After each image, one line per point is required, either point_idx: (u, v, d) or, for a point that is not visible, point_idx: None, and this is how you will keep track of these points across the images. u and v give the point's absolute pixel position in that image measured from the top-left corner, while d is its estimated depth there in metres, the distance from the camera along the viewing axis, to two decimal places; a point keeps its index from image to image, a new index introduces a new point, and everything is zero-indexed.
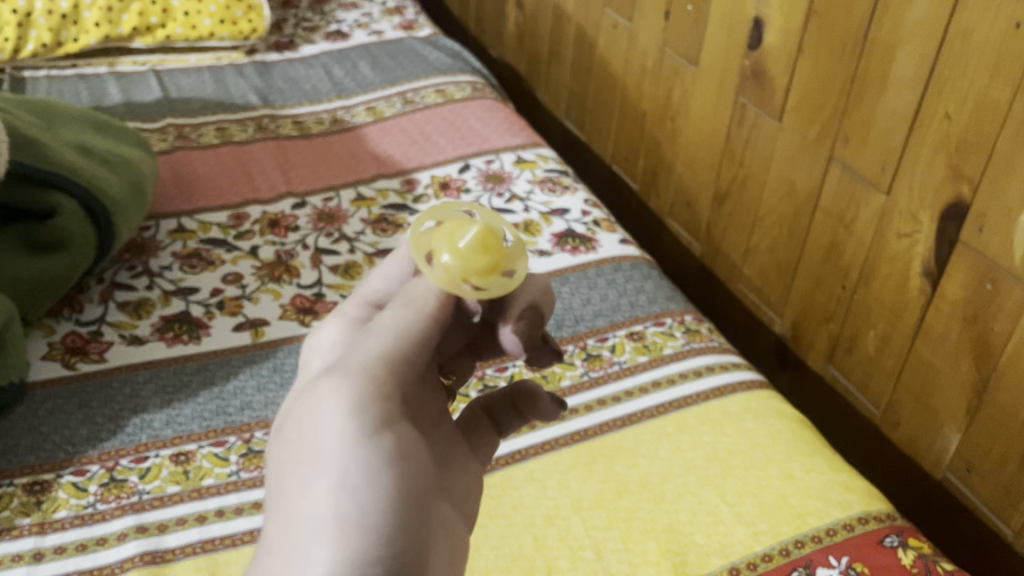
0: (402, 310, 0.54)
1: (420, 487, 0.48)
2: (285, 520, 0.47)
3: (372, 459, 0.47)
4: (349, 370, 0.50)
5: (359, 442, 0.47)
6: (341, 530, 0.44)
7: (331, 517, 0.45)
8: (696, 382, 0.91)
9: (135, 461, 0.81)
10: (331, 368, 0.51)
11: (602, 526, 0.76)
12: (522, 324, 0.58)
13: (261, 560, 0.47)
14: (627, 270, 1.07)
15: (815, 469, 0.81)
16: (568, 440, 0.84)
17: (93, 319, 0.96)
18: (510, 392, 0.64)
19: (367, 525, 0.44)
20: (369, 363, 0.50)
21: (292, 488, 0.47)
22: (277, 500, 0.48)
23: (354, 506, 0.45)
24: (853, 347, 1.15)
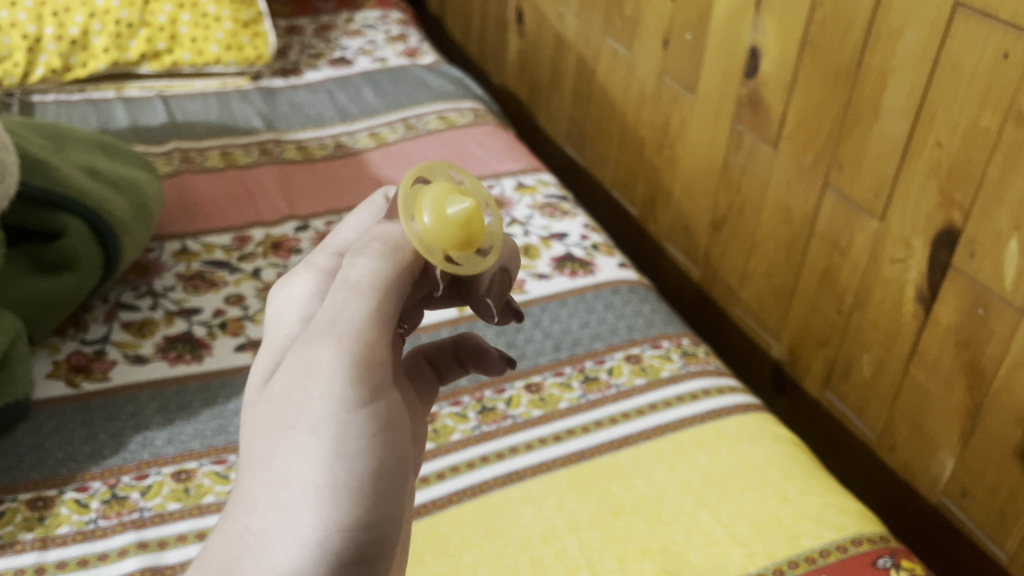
0: (377, 259, 0.52)
1: (406, 447, 0.50)
2: (272, 480, 0.48)
3: (363, 428, 0.48)
4: (335, 330, 0.49)
5: (351, 411, 0.48)
6: (333, 502, 0.46)
7: (322, 486, 0.47)
8: (692, 404, 0.92)
9: (136, 478, 0.82)
10: (319, 328, 0.50)
11: (598, 546, 0.76)
12: (494, 287, 0.61)
13: (246, 513, 0.49)
14: (625, 293, 1.08)
15: (809, 491, 0.82)
16: (564, 461, 0.85)
17: (98, 338, 0.97)
18: (453, 344, 0.66)
19: (358, 496, 0.47)
20: (355, 325, 0.49)
21: (280, 450, 0.48)
22: (263, 455, 0.49)
23: (346, 479, 0.47)
24: (848, 371, 1.16)
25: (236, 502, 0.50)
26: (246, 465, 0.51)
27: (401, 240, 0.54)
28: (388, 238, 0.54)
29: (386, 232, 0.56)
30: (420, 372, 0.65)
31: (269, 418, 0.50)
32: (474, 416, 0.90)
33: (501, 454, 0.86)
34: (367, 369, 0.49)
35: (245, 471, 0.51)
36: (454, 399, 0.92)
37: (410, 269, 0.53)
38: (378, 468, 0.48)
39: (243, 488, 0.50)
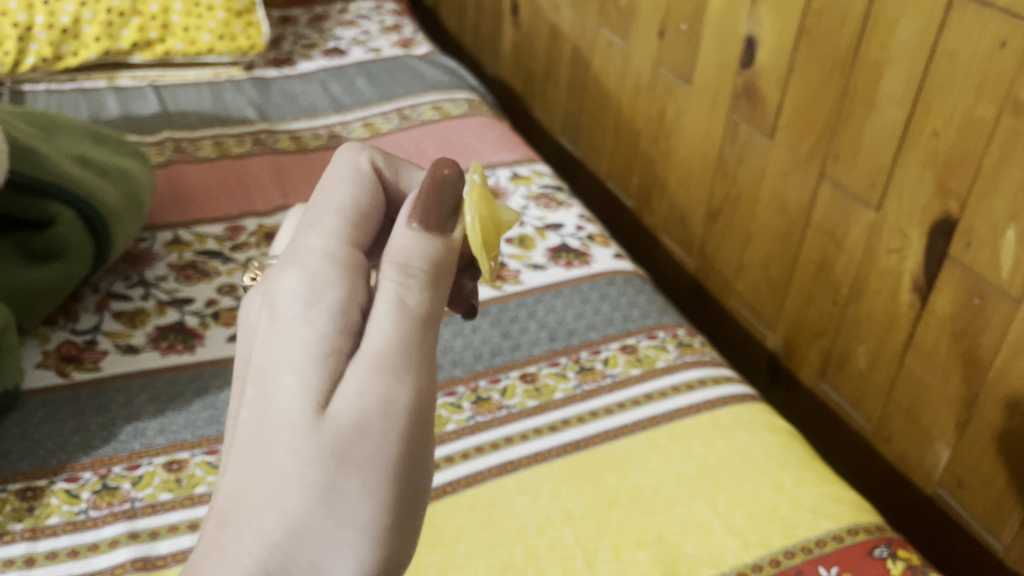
0: (427, 288, 0.51)
1: None
2: (331, 513, 0.45)
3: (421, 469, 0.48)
4: (407, 367, 0.48)
5: (413, 453, 0.47)
6: (393, 541, 0.46)
7: (386, 526, 0.46)
8: (688, 395, 0.91)
9: (128, 468, 0.81)
10: (393, 359, 0.47)
11: (593, 536, 0.76)
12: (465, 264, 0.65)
13: (289, 544, 0.44)
14: (620, 284, 1.07)
15: (805, 482, 0.82)
16: (559, 451, 0.84)
17: (89, 328, 0.96)
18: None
19: (406, 534, 0.47)
20: (423, 363, 0.49)
21: (344, 484, 0.45)
22: (318, 482, 0.45)
23: (404, 518, 0.47)
24: (844, 362, 1.15)
25: (248, 523, 0.45)
26: (262, 487, 0.45)
27: (440, 261, 0.52)
28: (430, 258, 0.52)
29: (423, 246, 0.52)
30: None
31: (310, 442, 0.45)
32: (468, 407, 0.90)
33: (495, 444, 0.85)
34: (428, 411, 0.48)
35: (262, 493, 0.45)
36: (449, 390, 0.92)
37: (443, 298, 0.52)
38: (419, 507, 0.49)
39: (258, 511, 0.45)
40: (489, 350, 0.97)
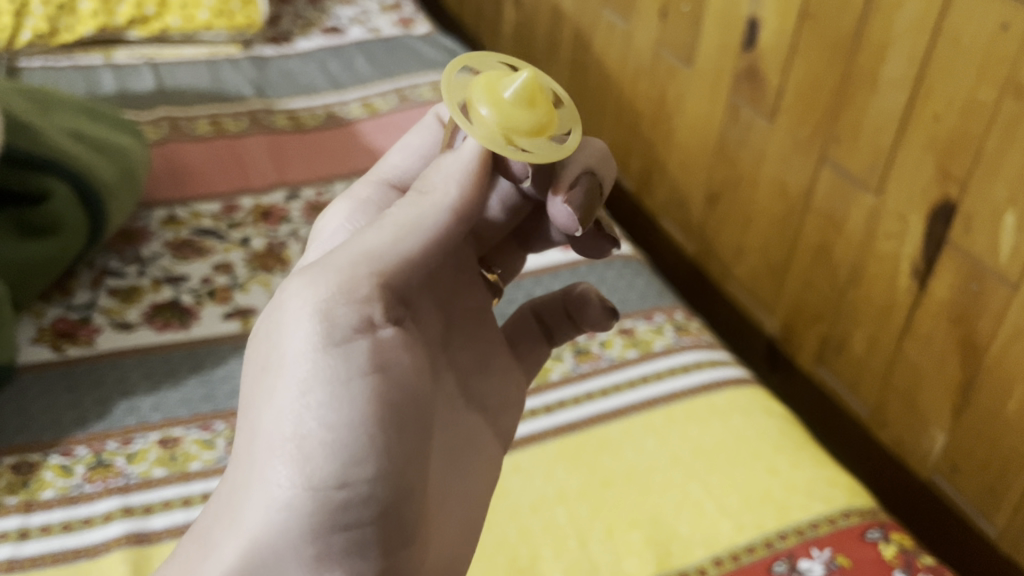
0: (411, 205, 0.54)
1: (401, 405, 0.48)
2: (254, 431, 0.48)
3: (338, 366, 0.47)
4: (328, 264, 0.50)
5: (323, 351, 0.48)
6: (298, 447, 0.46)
7: (291, 436, 0.46)
8: (684, 377, 0.91)
9: (122, 443, 0.80)
10: (311, 265, 0.51)
11: (587, 516, 0.76)
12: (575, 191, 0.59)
13: (236, 468, 0.49)
14: (619, 267, 1.07)
15: (800, 465, 0.81)
16: (554, 432, 0.84)
17: (84, 304, 0.96)
18: (562, 297, 0.73)
19: (328, 440, 0.46)
20: (347, 256, 0.50)
21: (262, 399, 0.49)
22: (254, 401, 0.50)
23: (315, 423, 0.46)
24: (842, 347, 1.15)
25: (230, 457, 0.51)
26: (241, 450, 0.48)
27: (445, 176, 0.55)
28: (432, 177, 0.56)
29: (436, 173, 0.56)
30: (528, 326, 0.72)
31: (264, 391, 0.49)
32: None
33: None
34: (356, 306, 0.49)
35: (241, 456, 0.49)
36: None
37: (452, 211, 0.54)
38: (352, 420, 0.46)
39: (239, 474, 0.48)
40: None
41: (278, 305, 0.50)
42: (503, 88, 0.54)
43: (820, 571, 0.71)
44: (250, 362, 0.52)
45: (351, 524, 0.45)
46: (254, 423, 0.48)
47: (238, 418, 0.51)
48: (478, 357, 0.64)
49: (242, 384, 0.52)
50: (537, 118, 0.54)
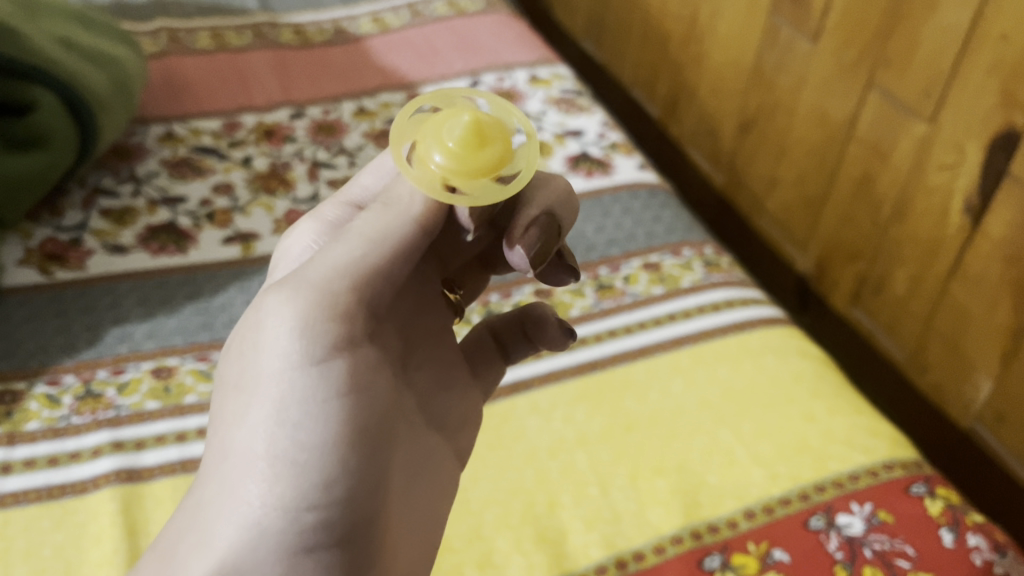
0: (380, 215, 0.50)
1: (377, 425, 0.46)
2: (224, 447, 0.46)
3: (315, 387, 0.45)
4: (303, 280, 0.47)
5: (300, 370, 0.45)
6: (272, 469, 0.44)
7: (263, 456, 0.44)
8: (714, 315, 0.85)
9: (113, 373, 0.75)
10: (286, 279, 0.48)
11: (609, 461, 0.71)
12: (534, 231, 0.55)
13: (203, 485, 0.47)
14: (644, 197, 1.00)
15: (838, 412, 0.75)
16: (575, 371, 0.79)
17: (75, 225, 0.90)
18: (519, 315, 0.66)
19: (303, 463, 0.44)
20: (324, 273, 0.47)
21: (235, 415, 0.47)
22: (225, 417, 0.47)
23: (290, 445, 0.44)
24: (880, 288, 1.09)
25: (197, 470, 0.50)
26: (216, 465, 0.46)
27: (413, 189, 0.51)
28: (397, 191, 0.51)
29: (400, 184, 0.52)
30: (482, 345, 0.66)
31: (241, 406, 0.46)
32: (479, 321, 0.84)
33: None
34: (333, 323, 0.46)
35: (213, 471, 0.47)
36: None
37: (421, 226, 0.50)
38: (329, 441, 0.44)
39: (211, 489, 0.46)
40: None
41: (254, 321, 0.47)
42: (449, 129, 0.48)
43: (860, 526, 0.66)
44: (227, 374, 0.49)
45: (317, 549, 0.43)
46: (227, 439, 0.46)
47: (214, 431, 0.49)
48: (438, 375, 0.60)
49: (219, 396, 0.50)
50: (494, 152, 0.48)
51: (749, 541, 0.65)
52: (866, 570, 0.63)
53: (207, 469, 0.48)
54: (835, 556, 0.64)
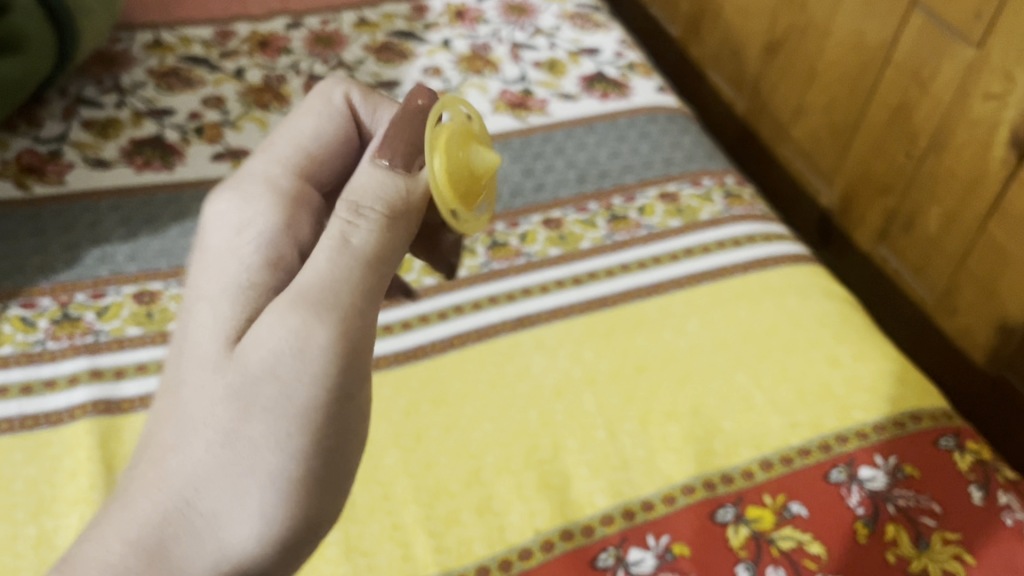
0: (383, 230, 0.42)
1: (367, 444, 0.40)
2: (216, 454, 0.35)
3: (351, 408, 0.37)
4: (331, 297, 0.38)
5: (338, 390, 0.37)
6: (286, 493, 0.35)
7: (281, 477, 0.35)
8: (734, 251, 0.80)
9: (92, 297, 0.71)
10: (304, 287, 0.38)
11: (618, 404, 0.67)
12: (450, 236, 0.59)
13: (162, 486, 0.35)
14: (663, 122, 0.94)
15: (864, 357, 0.71)
16: (584, 308, 0.75)
17: (54, 137, 0.84)
18: None
19: (319, 487, 0.36)
20: (349, 292, 0.39)
21: (228, 422, 0.36)
22: (205, 418, 0.36)
23: (313, 467, 0.36)
24: (910, 224, 1.03)
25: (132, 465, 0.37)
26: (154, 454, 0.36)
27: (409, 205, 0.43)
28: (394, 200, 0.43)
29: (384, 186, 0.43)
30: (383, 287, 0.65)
31: (213, 396, 0.37)
32: (482, 251, 0.79)
33: (511, 296, 0.75)
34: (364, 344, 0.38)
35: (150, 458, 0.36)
36: None
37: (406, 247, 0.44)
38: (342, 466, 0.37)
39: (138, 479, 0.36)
40: (509, 189, 0.85)
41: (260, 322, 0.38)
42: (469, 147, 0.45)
43: (884, 481, 0.62)
44: (191, 342, 0.40)
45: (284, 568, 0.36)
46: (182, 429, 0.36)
47: (158, 406, 0.39)
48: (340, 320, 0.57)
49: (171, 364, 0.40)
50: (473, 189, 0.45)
51: (765, 493, 0.62)
52: (888, 527, 0.59)
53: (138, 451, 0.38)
54: (856, 512, 0.60)
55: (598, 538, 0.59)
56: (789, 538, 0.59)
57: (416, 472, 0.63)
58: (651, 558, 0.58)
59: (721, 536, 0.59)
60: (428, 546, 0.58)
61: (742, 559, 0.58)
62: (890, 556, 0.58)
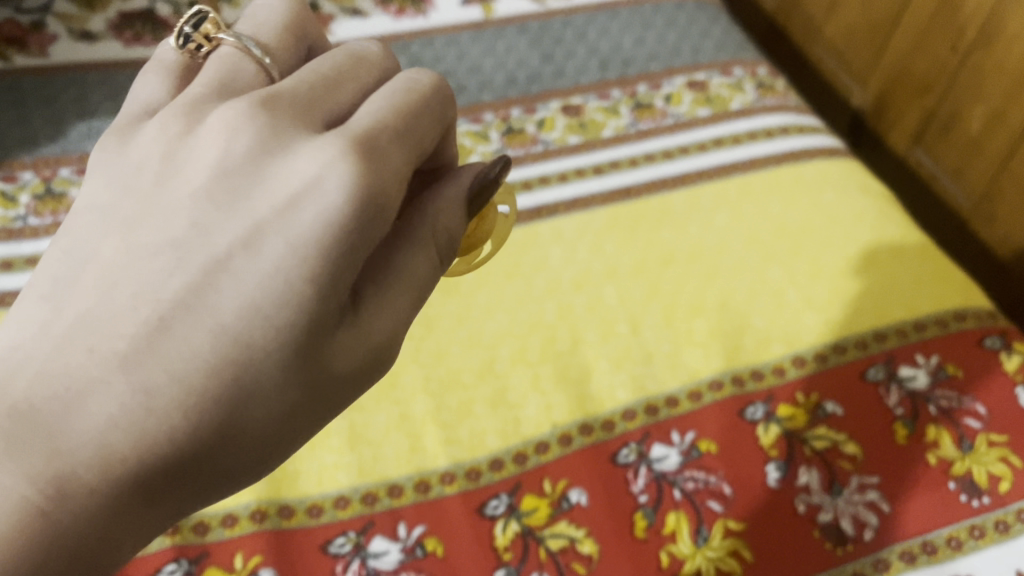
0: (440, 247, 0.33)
1: None
2: (203, 413, 0.26)
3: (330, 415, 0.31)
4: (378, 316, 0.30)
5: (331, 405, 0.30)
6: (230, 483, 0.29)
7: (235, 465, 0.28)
8: (766, 144, 0.74)
9: (78, 173, 0.66)
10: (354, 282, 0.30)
11: (641, 298, 0.63)
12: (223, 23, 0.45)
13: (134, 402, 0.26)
14: (691, 9, 0.87)
15: (904, 256, 0.66)
16: (605, 198, 0.70)
17: (36, 7, 0.78)
18: None
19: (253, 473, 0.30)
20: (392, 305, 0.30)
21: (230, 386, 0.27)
22: (210, 366, 0.26)
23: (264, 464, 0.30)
24: (950, 125, 0.97)
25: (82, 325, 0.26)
26: (147, 413, 0.26)
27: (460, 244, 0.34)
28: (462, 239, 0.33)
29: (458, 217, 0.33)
30: None
31: (241, 384, 0.27)
32: (497, 137, 0.74)
33: (527, 185, 0.71)
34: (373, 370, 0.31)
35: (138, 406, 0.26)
36: (475, 116, 0.75)
37: None
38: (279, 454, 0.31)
39: (119, 424, 0.25)
40: (526, 74, 0.79)
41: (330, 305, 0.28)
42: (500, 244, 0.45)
43: (925, 380, 0.58)
44: (248, 267, 0.27)
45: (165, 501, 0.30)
46: (199, 408, 0.26)
47: (160, 297, 0.26)
48: None
49: (192, 234, 0.27)
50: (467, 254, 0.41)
51: (798, 391, 0.58)
52: (929, 428, 0.55)
53: (114, 366, 0.26)
54: (895, 412, 0.56)
55: (619, 433, 0.55)
56: (823, 438, 0.55)
57: (425, 361, 0.58)
58: (676, 455, 0.54)
59: (751, 434, 0.55)
60: (439, 438, 0.54)
61: (772, 458, 0.54)
62: (931, 457, 0.54)
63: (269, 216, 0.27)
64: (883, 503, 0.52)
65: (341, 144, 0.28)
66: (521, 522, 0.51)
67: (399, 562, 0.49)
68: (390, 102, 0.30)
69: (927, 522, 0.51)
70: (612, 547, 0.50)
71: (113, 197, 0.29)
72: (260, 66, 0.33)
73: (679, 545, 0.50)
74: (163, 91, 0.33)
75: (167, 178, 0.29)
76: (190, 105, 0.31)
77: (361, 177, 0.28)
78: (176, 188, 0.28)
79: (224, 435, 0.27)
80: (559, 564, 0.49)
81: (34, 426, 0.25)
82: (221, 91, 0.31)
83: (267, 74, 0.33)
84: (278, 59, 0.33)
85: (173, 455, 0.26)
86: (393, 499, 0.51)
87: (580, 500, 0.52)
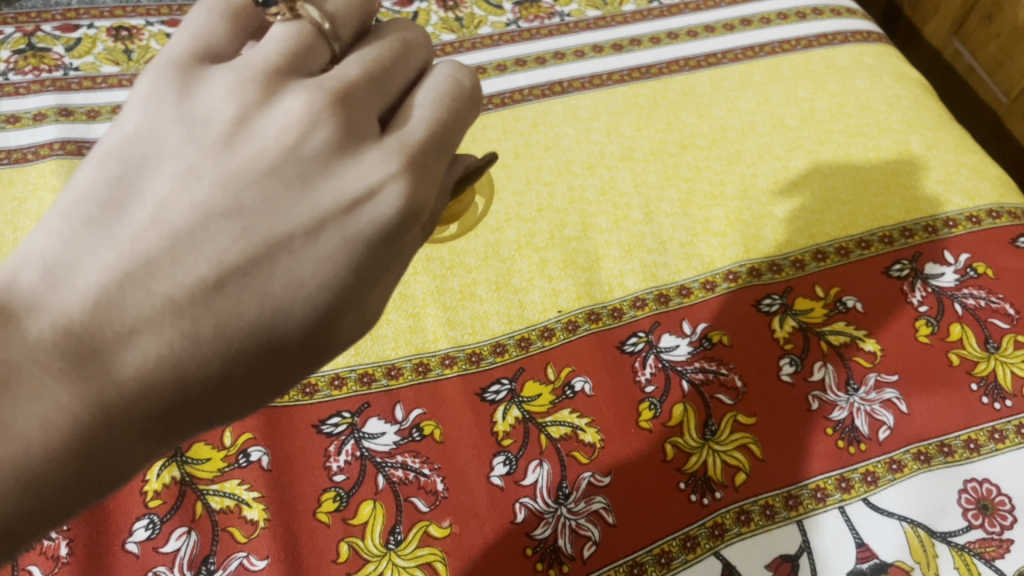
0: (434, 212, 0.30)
1: None
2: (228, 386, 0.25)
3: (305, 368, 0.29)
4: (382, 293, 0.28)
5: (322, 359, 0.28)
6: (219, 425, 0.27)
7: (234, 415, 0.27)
8: (797, 26, 0.70)
9: (62, 29, 0.62)
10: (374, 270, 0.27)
11: (657, 184, 0.59)
12: None
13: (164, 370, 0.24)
14: None
15: (938, 147, 0.62)
16: (623, 77, 0.66)
17: None
18: None
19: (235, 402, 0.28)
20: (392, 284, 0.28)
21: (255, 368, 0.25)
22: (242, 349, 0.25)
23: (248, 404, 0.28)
24: (993, 14, 0.91)
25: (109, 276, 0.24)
26: (193, 361, 0.24)
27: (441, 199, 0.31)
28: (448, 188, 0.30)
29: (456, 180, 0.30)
30: None
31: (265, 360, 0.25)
32: (510, 9, 0.70)
33: (542, 60, 0.67)
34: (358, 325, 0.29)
35: (186, 355, 0.24)
36: None
37: None
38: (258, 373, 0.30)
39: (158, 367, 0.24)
40: None
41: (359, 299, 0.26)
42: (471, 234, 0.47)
43: (952, 279, 0.55)
44: (305, 253, 0.25)
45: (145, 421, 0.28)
46: (242, 365, 0.25)
47: (221, 257, 0.24)
48: None
49: (256, 209, 0.25)
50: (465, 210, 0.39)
51: (818, 285, 0.55)
52: (954, 327, 0.53)
53: (167, 312, 0.24)
54: (919, 310, 0.54)
55: (628, 322, 0.53)
56: (841, 334, 0.53)
57: None
58: (686, 345, 0.52)
59: (766, 327, 0.53)
60: (439, 320, 0.52)
61: (786, 353, 0.52)
62: (954, 357, 0.51)
63: (332, 212, 0.25)
64: (901, 402, 0.50)
65: (401, 160, 0.26)
66: (522, 408, 0.49)
67: (395, 444, 0.47)
68: (442, 109, 0.27)
69: (945, 424, 0.49)
70: (616, 437, 0.48)
71: (173, 141, 0.25)
72: (321, 33, 0.27)
73: (686, 438, 0.48)
74: (227, 33, 0.27)
75: (236, 144, 0.25)
76: (264, 69, 0.26)
77: (412, 195, 0.26)
78: (244, 160, 0.25)
79: (258, 390, 0.26)
80: (560, 452, 0.47)
81: (81, 349, 0.23)
82: (291, 66, 0.26)
83: (327, 44, 0.27)
84: (341, 27, 0.28)
85: (207, 405, 0.25)
86: (390, 380, 0.49)
87: (584, 388, 0.50)
